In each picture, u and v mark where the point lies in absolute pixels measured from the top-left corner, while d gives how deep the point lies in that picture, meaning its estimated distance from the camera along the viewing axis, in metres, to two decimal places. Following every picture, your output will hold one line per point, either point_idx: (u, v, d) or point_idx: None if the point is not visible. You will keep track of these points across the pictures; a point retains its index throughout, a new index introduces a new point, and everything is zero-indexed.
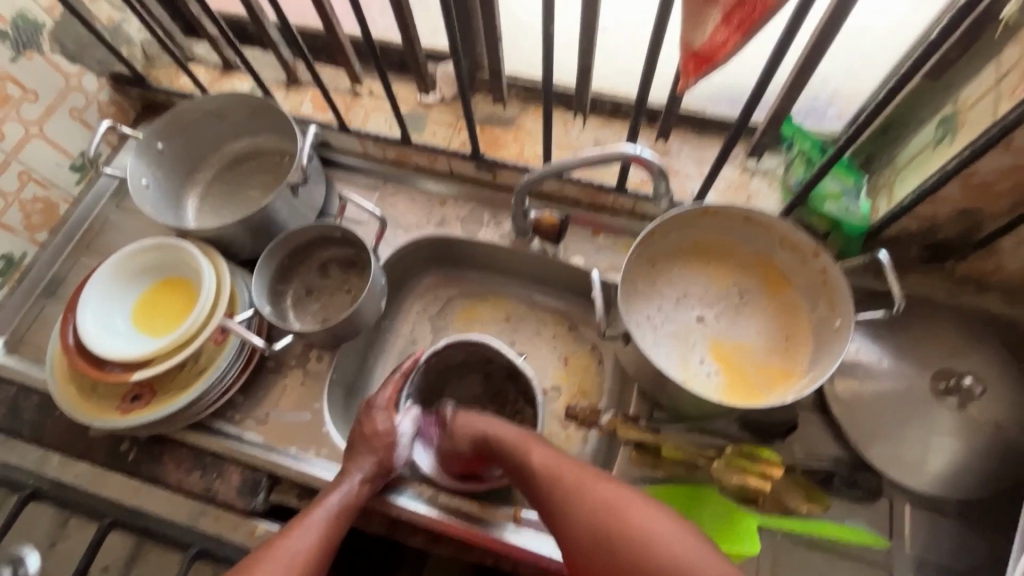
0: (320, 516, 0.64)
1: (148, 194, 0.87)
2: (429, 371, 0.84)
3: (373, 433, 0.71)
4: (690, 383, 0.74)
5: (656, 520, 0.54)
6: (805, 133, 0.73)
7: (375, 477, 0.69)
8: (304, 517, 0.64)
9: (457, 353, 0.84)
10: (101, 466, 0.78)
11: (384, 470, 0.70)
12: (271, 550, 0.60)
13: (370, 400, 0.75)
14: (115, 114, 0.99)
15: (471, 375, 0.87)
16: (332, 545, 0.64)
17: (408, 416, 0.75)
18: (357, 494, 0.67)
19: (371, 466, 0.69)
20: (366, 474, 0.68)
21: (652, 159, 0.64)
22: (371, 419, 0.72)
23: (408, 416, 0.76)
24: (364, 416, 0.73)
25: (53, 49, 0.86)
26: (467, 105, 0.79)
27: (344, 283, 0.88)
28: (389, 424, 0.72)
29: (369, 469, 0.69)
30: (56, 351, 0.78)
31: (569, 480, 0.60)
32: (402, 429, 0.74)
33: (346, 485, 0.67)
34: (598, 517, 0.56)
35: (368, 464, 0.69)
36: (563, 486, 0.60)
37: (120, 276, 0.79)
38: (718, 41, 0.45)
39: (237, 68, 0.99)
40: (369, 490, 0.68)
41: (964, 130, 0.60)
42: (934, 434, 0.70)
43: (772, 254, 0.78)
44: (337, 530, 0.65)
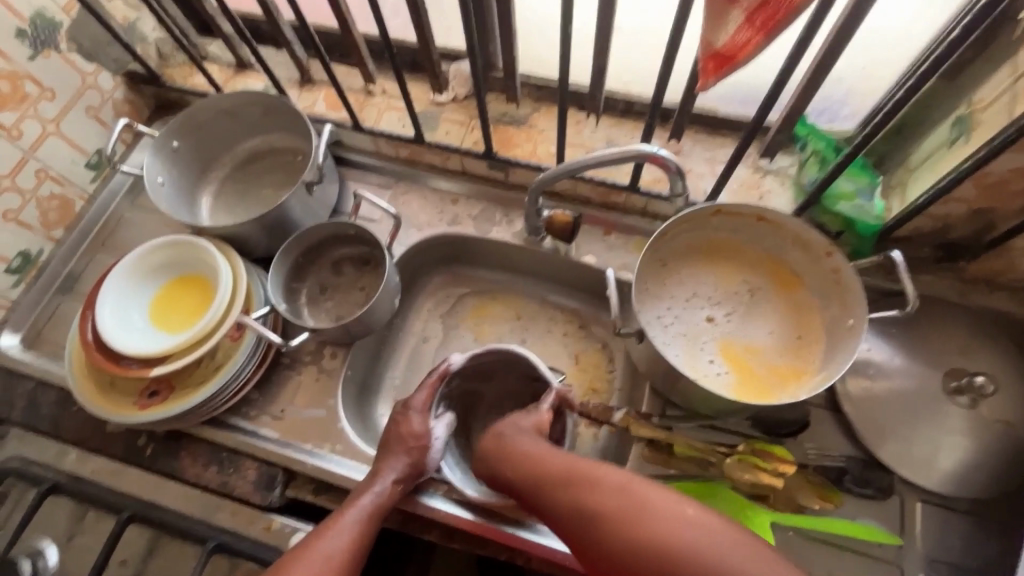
0: (355, 515, 0.65)
1: (165, 192, 0.88)
2: (460, 373, 0.84)
3: (410, 434, 0.73)
4: (703, 380, 0.74)
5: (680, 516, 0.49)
6: (818, 133, 0.74)
7: (406, 477, 0.70)
8: (340, 516, 0.65)
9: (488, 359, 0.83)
10: (118, 461, 0.79)
11: (415, 471, 0.71)
12: (308, 546, 0.61)
13: (408, 401, 0.76)
14: (130, 112, 0.99)
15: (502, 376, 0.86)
16: (366, 544, 0.65)
17: (442, 422, 0.77)
18: (389, 495, 0.68)
19: (403, 466, 0.70)
20: (398, 475, 0.70)
21: (668, 158, 0.64)
22: (407, 420, 0.74)
23: (441, 422, 0.77)
24: (400, 418, 0.75)
25: (70, 48, 0.87)
26: (482, 104, 0.80)
27: (364, 287, 0.88)
28: (425, 426, 0.74)
29: (402, 469, 0.70)
30: (74, 347, 0.79)
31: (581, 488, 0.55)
32: (436, 433, 0.75)
33: (379, 485, 0.68)
34: (620, 516, 0.51)
35: (400, 464, 0.70)
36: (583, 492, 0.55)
37: (137, 273, 0.80)
38: (740, 41, 0.46)
39: (251, 67, 1.00)
40: (401, 491, 0.70)
41: (979, 130, 0.61)
42: (944, 433, 0.71)
43: (785, 254, 0.79)
44: (371, 530, 0.66)
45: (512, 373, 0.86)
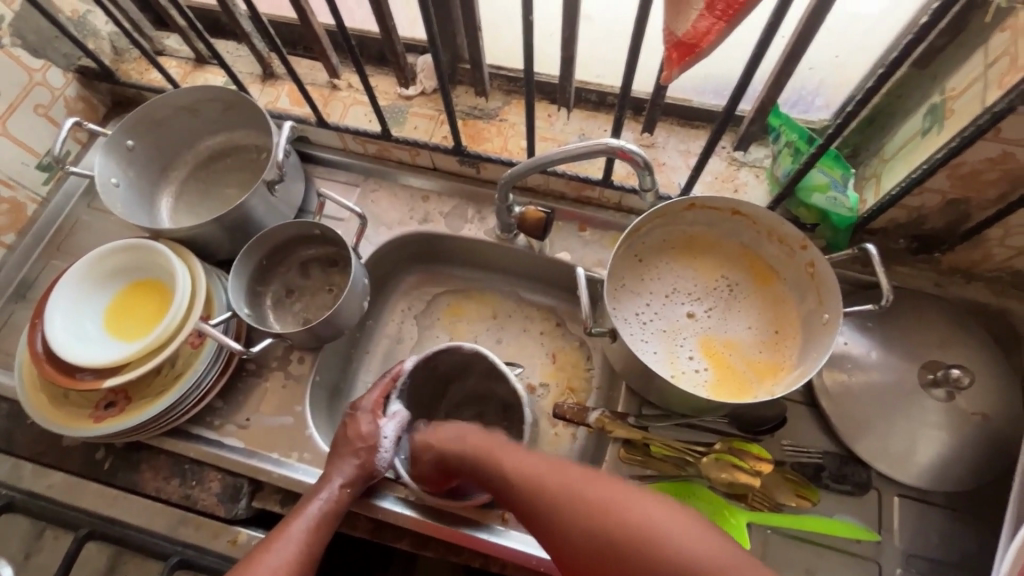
0: (303, 523, 0.63)
1: (119, 194, 0.84)
2: (422, 377, 0.79)
3: (357, 436, 0.70)
4: (679, 379, 0.72)
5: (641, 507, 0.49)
6: (792, 124, 0.71)
7: (356, 480, 0.68)
8: (286, 526, 0.63)
9: (448, 360, 0.79)
10: (76, 476, 0.76)
11: (366, 472, 0.69)
12: (263, 551, 0.60)
13: (358, 403, 0.73)
14: (84, 110, 0.95)
15: (468, 379, 0.82)
16: (316, 552, 0.63)
17: (393, 420, 0.72)
18: (338, 500, 0.66)
19: (353, 469, 0.68)
20: (347, 478, 0.67)
21: (636, 152, 0.62)
22: (354, 421, 0.71)
23: (393, 421, 0.72)
24: (348, 420, 0.72)
25: (14, 43, 0.82)
26: (447, 98, 0.77)
27: (326, 288, 0.86)
28: (373, 426, 0.71)
29: (350, 472, 0.68)
30: (25, 358, 0.75)
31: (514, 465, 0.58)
32: (385, 432, 0.71)
33: (325, 492, 0.66)
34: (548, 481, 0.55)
35: (348, 467, 0.68)
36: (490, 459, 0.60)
37: (91, 279, 0.77)
38: (701, 28, 0.43)
39: (210, 61, 0.96)
40: (350, 494, 0.67)
41: (952, 118, 0.59)
42: (922, 427, 0.70)
43: (761, 247, 0.77)
44: (321, 536, 0.64)
45: (475, 376, 0.81)
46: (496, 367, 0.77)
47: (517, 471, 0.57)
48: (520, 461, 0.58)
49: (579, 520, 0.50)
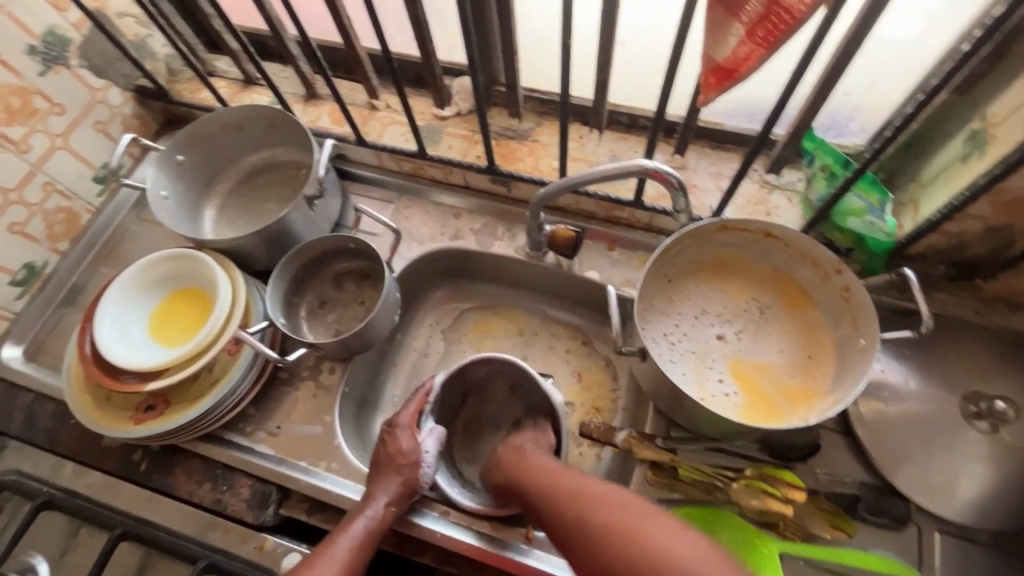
0: (347, 543, 0.64)
1: (168, 206, 0.88)
2: (453, 383, 0.80)
3: (398, 453, 0.71)
4: (708, 402, 0.72)
5: (628, 503, 0.55)
6: (827, 148, 0.71)
7: (400, 499, 0.68)
8: (330, 543, 0.64)
9: (481, 367, 0.80)
10: (114, 476, 0.79)
11: (409, 490, 0.69)
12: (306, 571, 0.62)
13: (394, 420, 0.74)
14: (138, 126, 1.01)
15: (493, 389, 0.84)
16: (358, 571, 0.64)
17: (433, 435, 0.73)
18: (382, 519, 0.67)
19: (396, 487, 0.68)
20: (391, 496, 0.68)
21: (671, 174, 0.63)
22: (393, 439, 0.72)
23: (432, 436, 0.73)
24: (387, 436, 0.73)
25: (80, 64, 0.88)
26: (483, 118, 0.79)
27: (354, 300, 0.88)
28: (413, 442, 0.72)
29: (394, 491, 0.68)
30: (74, 359, 0.79)
31: (535, 469, 0.66)
32: (427, 447, 0.72)
33: (370, 510, 0.67)
34: (556, 486, 0.62)
35: (392, 485, 0.68)
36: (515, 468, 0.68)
37: (139, 286, 0.80)
38: (741, 54, 0.44)
39: (258, 82, 1.01)
40: (395, 513, 0.68)
41: (994, 145, 0.59)
42: (963, 460, 0.68)
43: (793, 270, 0.76)
44: (364, 556, 0.65)
45: (505, 387, 0.83)
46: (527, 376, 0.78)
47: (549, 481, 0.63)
48: (552, 473, 0.64)
49: (580, 517, 0.56)
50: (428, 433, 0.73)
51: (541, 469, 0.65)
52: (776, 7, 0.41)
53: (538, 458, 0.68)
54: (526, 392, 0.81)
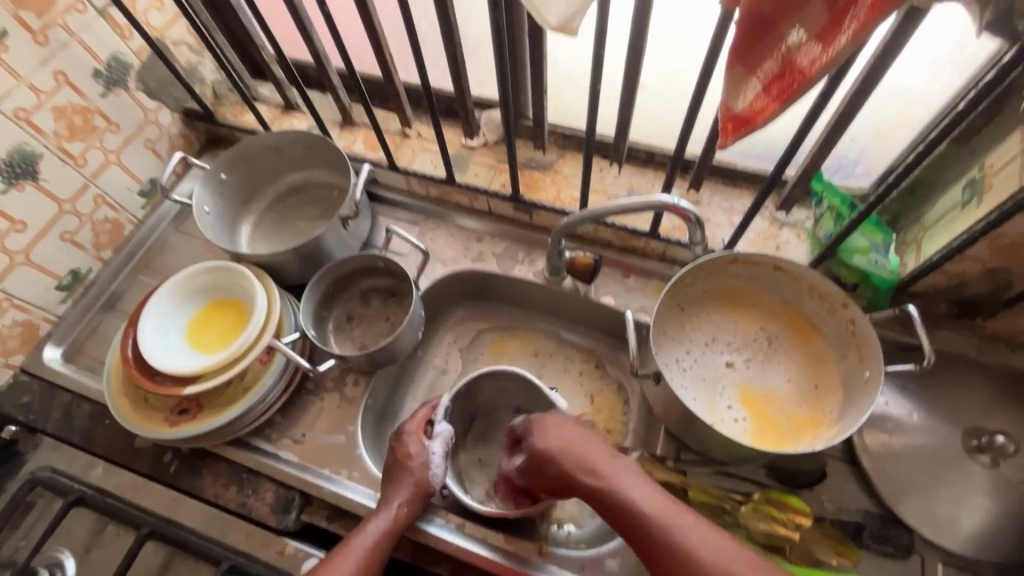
0: (364, 544, 0.67)
1: (210, 221, 0.93)
2: (462, 406, 0.85)
3: (406, 457, 0.73)
4: (719, 427, 0.75)
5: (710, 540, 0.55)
6: (834, 190, 0.76)
7: (413, 500, 0.71)
8: (348, 543, 0.67)
9: (489, 389, 0.86)
10: (144, 476, 0.82)
11: (422, 491, 0.72)
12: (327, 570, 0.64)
13: (401, 428, 0.77)
14: (183, 145, 1.07)
15: (499, 417, 0.89)
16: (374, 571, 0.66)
17: (440, 439, 0.75)
18: (396, 519, 0.70)
19: (409, 490, 0.71)
20: (404, 499, 0.71)
21: (689, 209, 0.68)
22: (401, 445, 0.74)
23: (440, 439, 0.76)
24: (396, 443, 0.75)
25: (137, 87, 0.95)
26: (512, 150, 0.85)
27: (382, 316, 0.92)
28: (420, 446, 0.74)
29: (407, 493, 0.71)
30: (114, 362, 0.83)
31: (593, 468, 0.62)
32: (434, 450, 0.74)
33: (384, 511, 0.70)
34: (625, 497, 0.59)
35: (405, 488, 0.71)
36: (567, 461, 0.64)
37: (180, 295, 0.85)
38: (757, 106, 0.49)
39: (297, 109, 1.08)
40: (408, 514, 0.71)
41: (991, 193, 0.63)
42: (965, 492, 0.70)
43: (802, 303, 0.80)
44: (380, 556, 0.68)
45: (509, 411, 0.88)
46: (534, 401, 0.84)
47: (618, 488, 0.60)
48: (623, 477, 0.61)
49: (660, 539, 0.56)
50: (438, 440, 0.75)
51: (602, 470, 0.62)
52: (790, 68, 0.45)
53: (609, 460, 0.63)
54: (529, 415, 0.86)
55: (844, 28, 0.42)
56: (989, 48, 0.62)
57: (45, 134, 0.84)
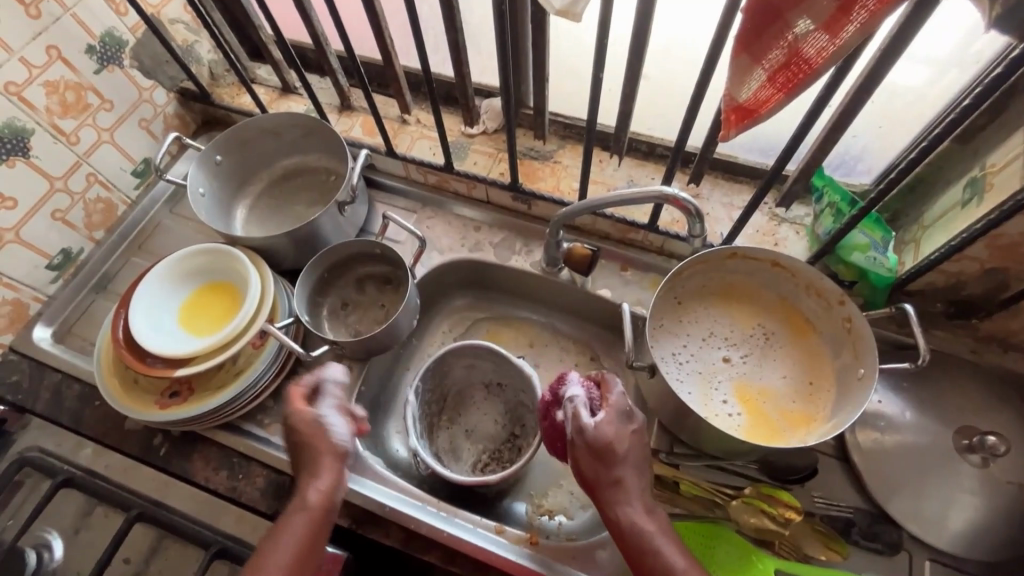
0: (282, 555, 0.58)
1: (205, 203, 0.92)
2: (436, 384, 0.88)
3: (307, 435, 0.66)
4: (713, 421, 0.74)
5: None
6: (835, 186, 0.76)
7: (331, 479, 0.63)
8: (263, 557, 0.58)
9: (458, 367, 0.89)
10: (133, 459, 0.81)
11: (338, 468, 0.64)
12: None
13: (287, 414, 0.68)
14: (179, 125, 1.06)
15: (471, 395, 0.92)
16: (308, 563, 0.59)
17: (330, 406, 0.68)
18: (315, 504, 0.61)
19: (325, 471, 0.63)
20: (322, 482, 0.62)
21: (689, 201, 0.67)
22: (294, 422, 0.66)
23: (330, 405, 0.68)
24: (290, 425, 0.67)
25: (132, 64, 0.93)
26: (512, 138, 0.84)
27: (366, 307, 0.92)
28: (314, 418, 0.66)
29: (326, 476, 0.63)
30: (105, 344, 0.82)
31: (622, 482, 0.59)
32: (330, 418, 0.67)
33: (302, 501, 0.61)
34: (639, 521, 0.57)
35: (320, 471, 0.63)
36: (608, 465, 0.59)
37: (173, 277, 0.84)
38: (761, 97, 0.49)
39: (295, 91, 1.07)
40: (330, 494, 0.62)
41: (992, 192, 0.62)
42: (954, 491, 0.70)
43: (799, 300, 0.80)
44: (308, 548, 0.60)
45: (480, 387, 0.91)
46: (502, 373, 0.88)
47: (635, 510, 0.58)
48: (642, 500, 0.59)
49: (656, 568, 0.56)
50: (321, 402, 0.68)
51: (628, 487, 0.59)
52: (796, 58, 0.45)
53: (640, 478, 0.60)
54: (502, 390, 0.90)
55: (852, 18, 0.41)
56: (996, 44, 0.62)
57: (36, 110, 0.82)
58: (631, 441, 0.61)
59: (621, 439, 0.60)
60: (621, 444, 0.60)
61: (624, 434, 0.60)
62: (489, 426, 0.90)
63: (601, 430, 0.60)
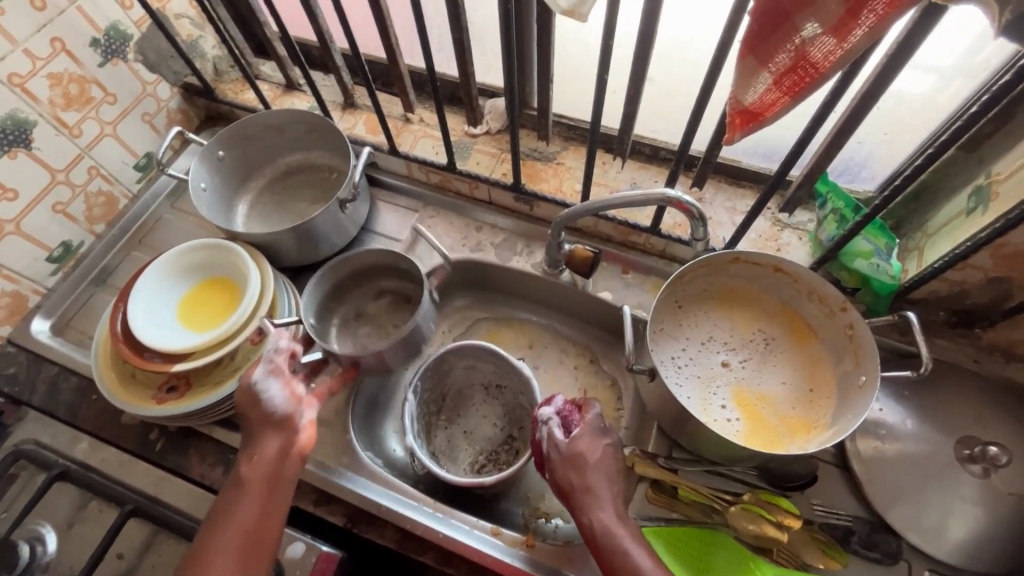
0: (235, 519, 0.61)
1: (206, 198, 0.92)
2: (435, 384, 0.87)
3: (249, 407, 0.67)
4: (712, 425, 0.74)
5: None
6: (840, 192, 0.76)
7: (277, 440, 0.66)
8: (223, 511, 0.61)
9: (460, 367, 0.88)
10: (129, 453, 0.81)
11: (283, 427, 0.67)
12: (204, 564, 0.58)
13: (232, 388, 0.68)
14: (182, 120, 1.06)
15: (471, 396, 0.92)
16: (271, 511, 0.62)
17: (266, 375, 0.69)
18: (264, 459, 0.65)
19: (269, 433, 0.66)
20: (267, 443, 0.66)
21: (692, 204, 0.67)
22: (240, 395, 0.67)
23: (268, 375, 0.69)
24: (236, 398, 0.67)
25: (136, 58, 0.93)
26: (515, 138, 0.83)
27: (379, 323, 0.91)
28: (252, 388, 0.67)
29: (271, 437, 0.66)
30: (103, 337, 0.82)
31: (592, 488, 0.61)
32: (266, 384, 0.68)
33: (251, 459, 0.65)
34: (608, 524, 0.58)
35: (263, 434, 0.66)
36: (579, 472, 0.62)
37: (172, 272, 0.84)
38: (767, 100, 0.48)
39: (299, 88, 1.07)
40: (276, 448, 0.66)
41: (997, 201, 0.62)
42: (954, 501, 0.70)
43: (801, 306, 0.79)
44: (267, 496, 0.63)
45: (478, 388, 0.91)
46: (502, 376, 0.87)
47: (606, 515, 0.59)
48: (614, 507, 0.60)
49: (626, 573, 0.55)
50: (255, 364, 0.69)
51: (597, 493, 0.60)
52: (803, 61, 0.45)
53: (612, 487, 0.61)
54: (504, 393, 0.89)
55: (860, 22, 0.41)
56: (1005, 52, 0.61)
57: (39, 102, 0.82)
58: (601, 452, 0.63)
59: (591, 450, 0.63)
60: (592, 455, 0.63)
61: (594, 445, 0.64)
62: (486, 429, 0.90)
63: (573, 441, 0.64)
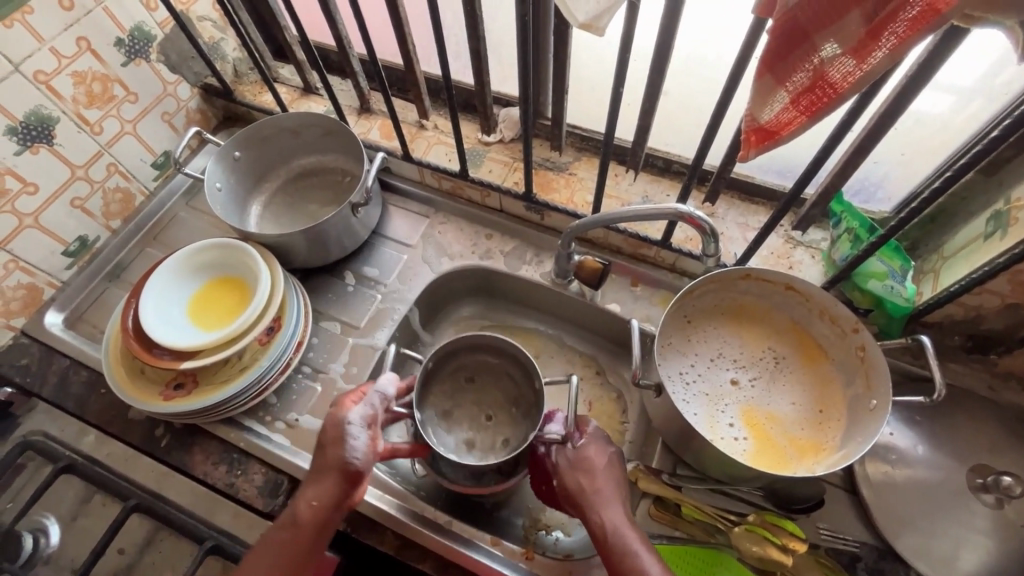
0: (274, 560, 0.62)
1: (221, 197, 0.93)
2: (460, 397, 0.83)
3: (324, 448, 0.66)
4: (718, 444, 0.73)
5: None
6: (854, 212, 0.74)
7: (335, 488, 0.65)
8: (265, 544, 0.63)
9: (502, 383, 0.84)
10: (135, 448, 0.82)
11: (345, 476, 0.65)
12: None
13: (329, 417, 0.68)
14: (200, 120, 1.07)
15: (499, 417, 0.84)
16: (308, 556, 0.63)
17: (362, 422, 0.67)
18: (316, 508, 0.64)
19: (328, 478, 0.65)
20: (323, 489, 0.64)
21: (704, 220, 0.67)
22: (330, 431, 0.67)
23: (363, 424, 0.67)
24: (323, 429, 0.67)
25: (159, 59, 0.95)
26: (528, 148, 0.83)
27: (460, 370, 0.85)
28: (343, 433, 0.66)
29: (329, 482, 0.65)
30: (114, 333, 0.83)
31: (600, 489, 0.63)
32: (355, 433, 0.66)
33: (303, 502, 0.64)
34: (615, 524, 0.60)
35: (321, 478, 0.65)
36: (588, 473, 0.64)
37: (185, 270, 0.85)
38: (784, 119, 0.48)
39: (316, 92, 1.08)
40: (332, 497, 0.64)
41: (1016, 226, 0.61)
42: (964, 531, 0.68)
43: (812, 325, 0.78)
44: (309, 542, 0.63)
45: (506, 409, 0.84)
46: (534, 402, 0.81)
47: (613, 513, 0.61)
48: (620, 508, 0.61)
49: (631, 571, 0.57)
50: (357, 403, 0.68)
51: (605, 494, 0.62)
52: (821, 81, 0.44)
53: (619, 489, 0.63)
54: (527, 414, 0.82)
55: (880, 44, 0.41)
56: None
57: (63, 99, 0.83)
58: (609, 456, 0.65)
59: (601, 454, 0.65)
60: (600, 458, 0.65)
61: (603, 448, 0.66)
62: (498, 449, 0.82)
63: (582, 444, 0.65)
